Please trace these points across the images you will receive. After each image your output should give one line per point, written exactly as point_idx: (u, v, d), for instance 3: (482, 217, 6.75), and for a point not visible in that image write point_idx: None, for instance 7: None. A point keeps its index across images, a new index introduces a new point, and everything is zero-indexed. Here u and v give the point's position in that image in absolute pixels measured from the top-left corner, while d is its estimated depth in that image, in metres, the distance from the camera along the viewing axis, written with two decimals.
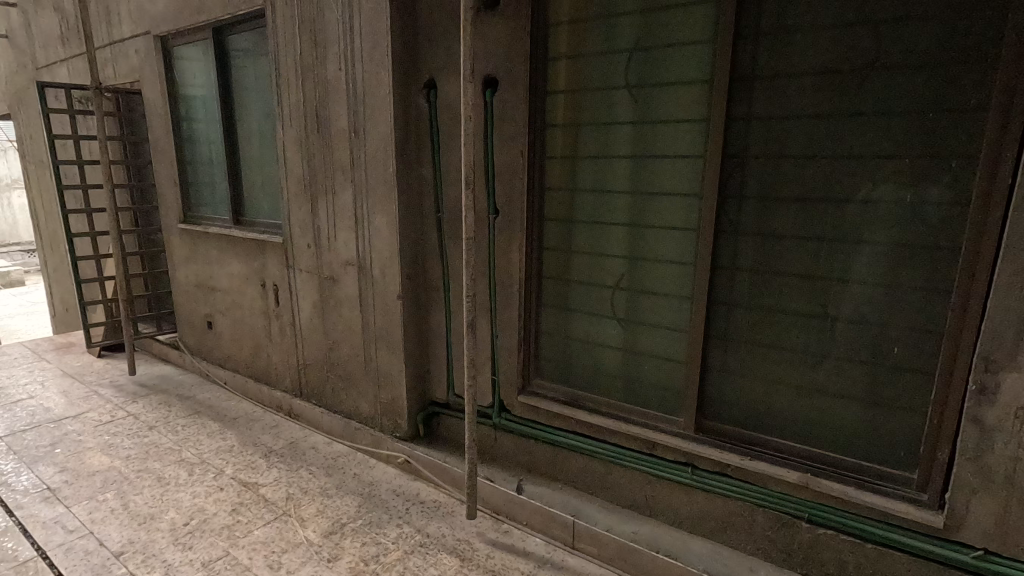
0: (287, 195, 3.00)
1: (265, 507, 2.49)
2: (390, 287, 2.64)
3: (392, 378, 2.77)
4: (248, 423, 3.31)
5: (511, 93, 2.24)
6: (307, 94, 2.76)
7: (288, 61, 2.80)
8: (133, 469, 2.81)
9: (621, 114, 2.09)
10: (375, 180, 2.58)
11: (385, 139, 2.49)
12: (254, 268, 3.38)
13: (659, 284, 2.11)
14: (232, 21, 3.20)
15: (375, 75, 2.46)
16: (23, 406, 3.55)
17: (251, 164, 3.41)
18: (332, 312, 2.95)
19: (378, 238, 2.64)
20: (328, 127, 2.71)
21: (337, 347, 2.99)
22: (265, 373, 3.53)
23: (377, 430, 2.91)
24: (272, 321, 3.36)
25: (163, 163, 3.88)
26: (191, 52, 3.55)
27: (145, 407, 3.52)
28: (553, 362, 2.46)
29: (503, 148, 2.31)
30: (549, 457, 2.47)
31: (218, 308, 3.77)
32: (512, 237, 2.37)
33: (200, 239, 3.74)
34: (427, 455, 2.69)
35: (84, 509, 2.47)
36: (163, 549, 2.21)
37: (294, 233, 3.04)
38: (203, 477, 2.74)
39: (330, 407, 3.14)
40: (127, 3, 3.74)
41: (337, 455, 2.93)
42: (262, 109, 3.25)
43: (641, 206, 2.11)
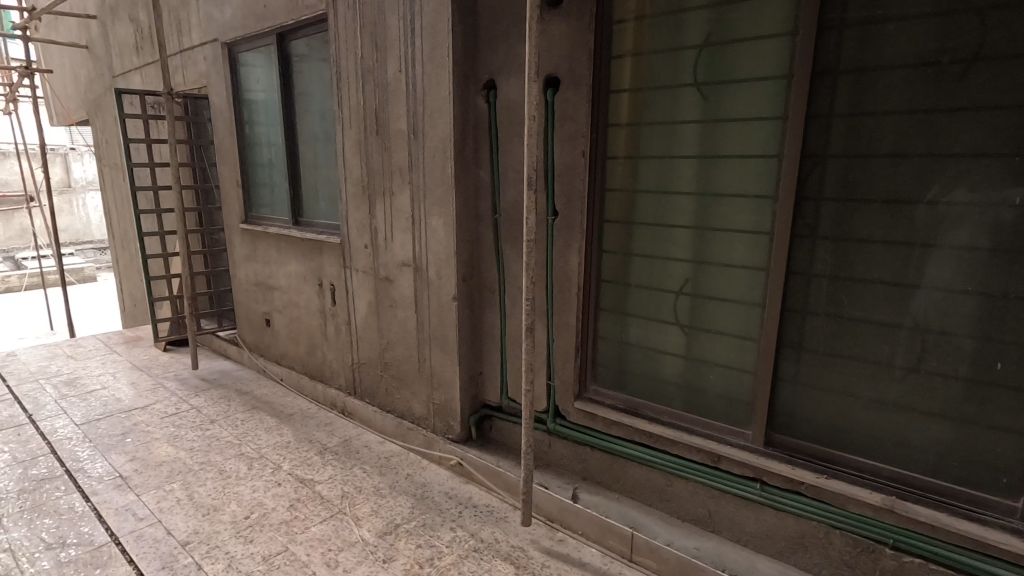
0: (345, 196, 3.04)
1: (322, 505, 2.53)
2: (446, 288, 2.64)
3: (445, 380, 2.76)
4: (304, 420, 3.38)
5: (573, 91, 2.19)
6: (366, 97, 2.80)
7: (349, 64, 2.84)
8: (196, 461, 2.91)
9: (688, 112, 2.01)
10: (433, 181, 2.58)
11: (444, 140, 2.49)
12: (312, 268, 3.45)
13: (726, 290, 2.02)
14: (295, 26, 3.28)
15: (435, 76, 2.46)
16: (97, 396, 3.74)
17: (310, 166, 3.48)
18: (387, 312, 2.98)
19: (435, 239, 2.63)
20: (387, 128, 2.73)
21: (391, 347, 3.01)
22: (320, 371, 3.60)
23: (430, 431, 2.92)
24: (328, 319, 3.42)
25: (226, 164, 4.02)
26: (255, 58, 3.66)
27: (207, 401, 3.65)
28: (610, 368, 2.40)
29: (564, 148, 2.26)
30: (605, 465, 2.40)
31: (276, 306, 3.87)
32: (571, 239, 2.32)
33: (260, 238, 3.85)
34: (480, 458, 2.67)
35: (152, 498, 2.57)
36: (226, 541, 2.27)
37: (351, 234, 3.08)
38: (262, 472, 2.80)
39: (383, 406, 3.17)
40: (197, 12, 3.89)
41: (390, 455, 2.95)
42: (321, 111, 3.31)
43: (707, 208, 2.02)
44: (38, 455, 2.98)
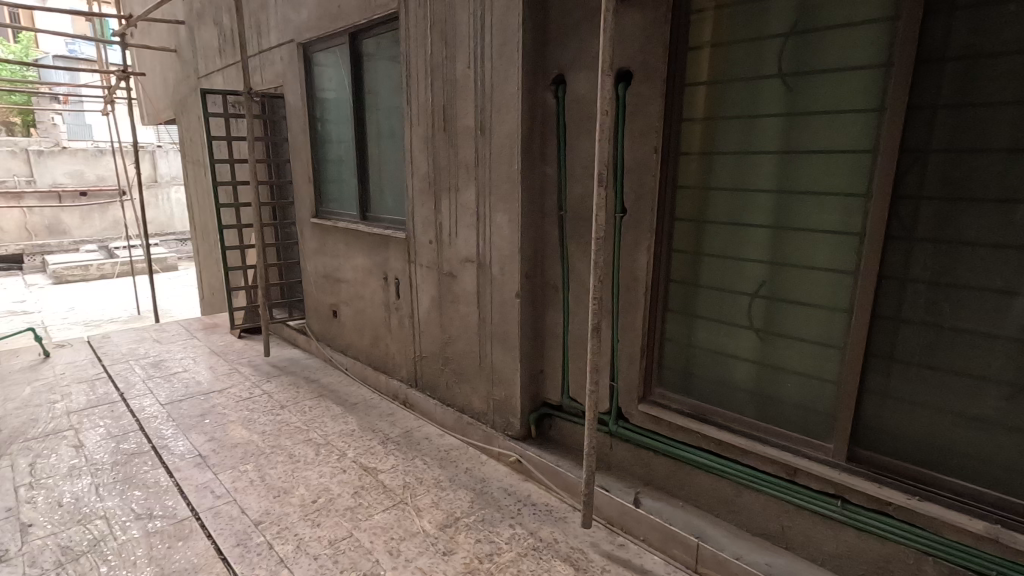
0: (412, 192, 3.10)
1: (384, 493, 2.59)
2: (509, 285, 2.63)
3: (506, 376, 2.76)
4: (367, 409, 3.48)
5: (647, 85, 2.12)
6: (435, 94, 2.83)
7: (419, 61, 2.88)
8: (268, 444, 3.05)
9: (770, 105, 1.90)
10: (499, 178, 2.57)
11: (511, 136, 2.47)
12: (378, 262, 3.54)
13: (807, 295, 1.90)
14: (366, 26, 3.35)
15: (504, 72, 2.45)
16: (180, 378, 3.99)
17: (377, 162, 3.56)
18: (450, 307, 3.01)
19: (499, 236, 2.63)
20: (454, 124, 2.75)
21: (453, 342, 3.04)
22: (383, 362, 3.69)
23: (489, 427, 2.93)
24: (392, 312, 3.49)
25: (299, 161, 4.18)
26: (328, 58, 3.78)
27: (278, 387, 3.82)
28: (677, 371, 2.32)
29: (634, 144, 2.20)
30: (669, 471, 2.33)
31: (342, 298, 4.00)
32: (640, 237, 2.25)
33: (329, 232, 3.98)
34: (539, 457, 2.65)
35: (228, 477, 2.72)
36: (295, 523, 2.37)
37: (417, 229, 3.13)
38: (328, 458, 2.90)
39: (444, 399, 3.21)
40: (275, 15, 4.06)
41: (450, 448, 2.99)
42: (389, 108, 3.38)
43: (788, 207, 1.91)
44: (129, 430, 3.21)
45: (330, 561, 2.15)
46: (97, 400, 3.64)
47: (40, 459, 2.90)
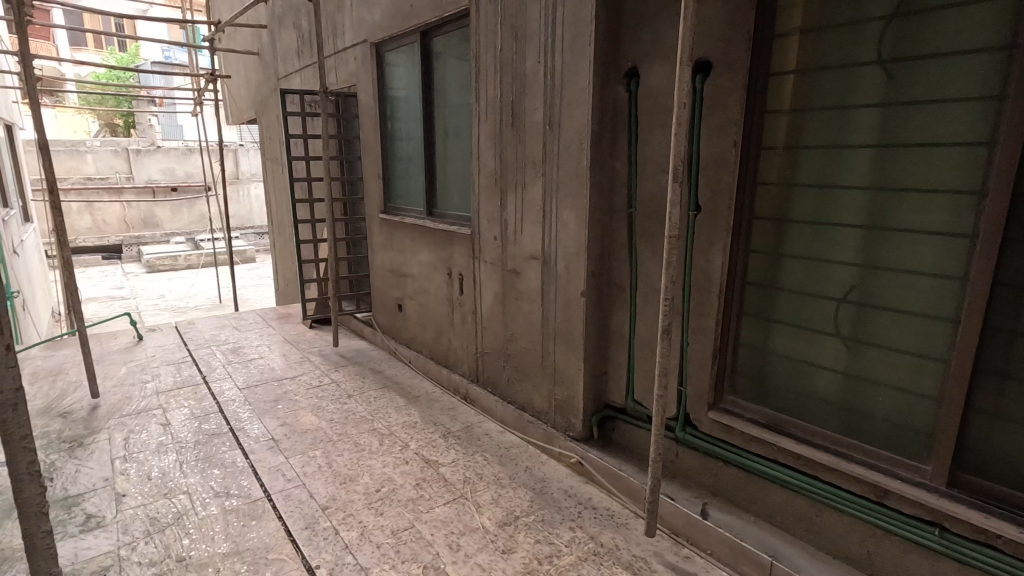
0: (478, 188, 3.10)
1: (445, 487, 2.61)
2: (574, 283, 2.58)
3: (569, 376, 2.71)
4: (429, 402, 3.53)
5: (727, 76, 2.01)
6: (504, 90, 2.81)
7: (488, 57, 2.88)
8: (335, 431, 3.15)
9: (866, 95, 1.75)
10: (567, 174, 2.52)
11: (580, 131, 2.42)
12: (443, 257, 3.58)
13: (903, 301, 1.74)
14: (437, 24, 3.39)
15: (575, 66, 2.40)
16: (256, 364, 4.21)
17: (445, 159, 3.59)
18: (513, 304, 3.00)
19: (566, 233, 2.58)
20: (523, 120, 2.72)
21: (515, 339, 3.03)
22: (446, 356, 3.73)
23: (550, 426, 2.89)
24: (456, 308, 3.52)
25: (370, 158, 4.30)
26: (399, 56, 3.85)
27: (345, 377, 3.95)
28: (752, 379, 2.19)
29: (711, 139, 2.09)
30: (740, 483, 2.21)
31: (407, 292, 4.08)
32: (715, 237, 2.13)
33: (396, 228, 4.07)
34: (601, 460, 2.59)
35: (298, 462, 2.83)
36: (360, 511, 2.43)
37: (482, 225, 3.14)
38: (391, 449, 2.97)
39: (504, 397, 3.20)
40: (350, 16, 4.19)
41: (510, 445, 2.98)
42: (457, 105, 3.39)
43: (883, 206, 1.76)
44: (210, 412, 3.41)
45: (392, 551, 2.19)
46: (183, 382, 3.90)
47: (133, 434, 3.14)
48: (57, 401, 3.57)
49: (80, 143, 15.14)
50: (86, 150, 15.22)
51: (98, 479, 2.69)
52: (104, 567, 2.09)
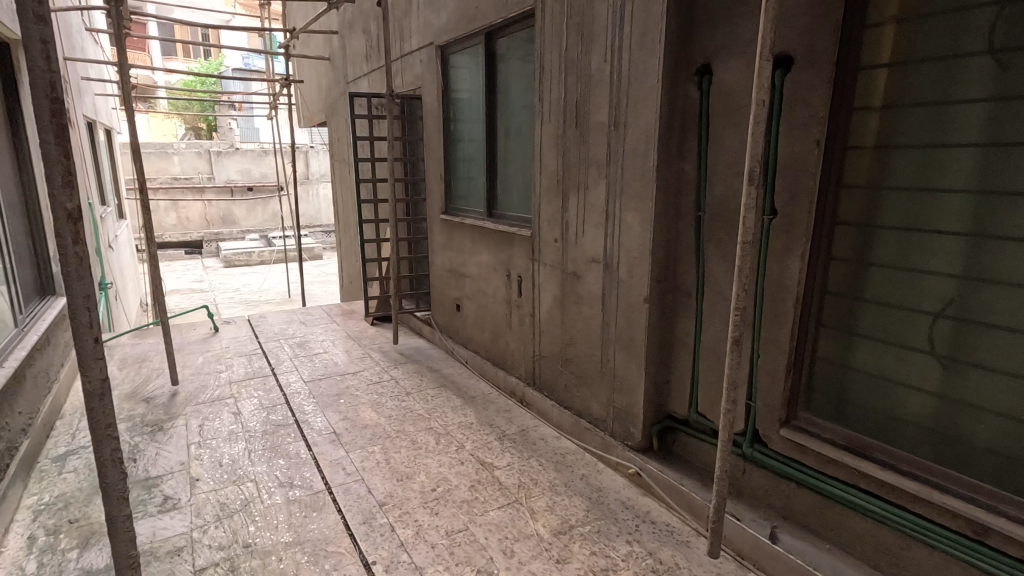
0: (539, 190, 3.07)
1: (500, 490, 2.60)
2: (637, 289, 2.49)
3: (628, 384, 2.63)
4: (485, 403, 3.53)
5: (811, 71, 1.87)
6: (568, 90, 2.77)
7: (553, 57, 2.84)
8: (394, 428, 3.21)
9: (971, 90, 1.59)
10: (632, 176, 2.44)
11: (647, 131, 2.33)
12: (502, 259, 3.57)
13: (1008, 317, 1.57)
14: (502, 25, 3.38)
15: (643, 64, 2.32)
16: (320, 359, 4.36)
17: (506, 160, 3.58)
18: (573, 308, 2.94)
19: (629, 236, 2.50)
20: (587, 121, 2.66)
21: (574, 343, 2.97)
22: (502, 358, 3.72)
23: (607, 434, 2.82)
24: (514, 310, 3.51)
25: (433, 159, 4.36)
26: (463, 59, 3.88)
27: (404, 374, 4.02)
28: (829, 396, 2.04)
29: (791, 138, 1.95)
30: (813, 507, 2.06)
31: (466, 293, 4.10)
32: (792, 243, 1.99)
33: (456, 228, 4.11)
34: (661, 472, 2.50)
35: (358, 457, 2.90)
36: (415, 509, 2.46)
37: (542, 227, 3.10)
38: (447, 449, 2.98)
39: (561, 401, 3.15)
40: (417, 20, 4.26)
41: (566, 451, 2.93)
42: (520, 106, 3.37)
43: (989, 212, 1.58)
44: (277, 403, 3.56)
45: (446, 552, 2.19)
46: (253, 373, 4.09)
47: (207, 421, 3.31)
48: (142, 387, 3.82)
49: (168, 145, 16.28)
50: (173, 151, 16.34)
51: (176, 462, 2.85)
52: (178, 548, 2.21)
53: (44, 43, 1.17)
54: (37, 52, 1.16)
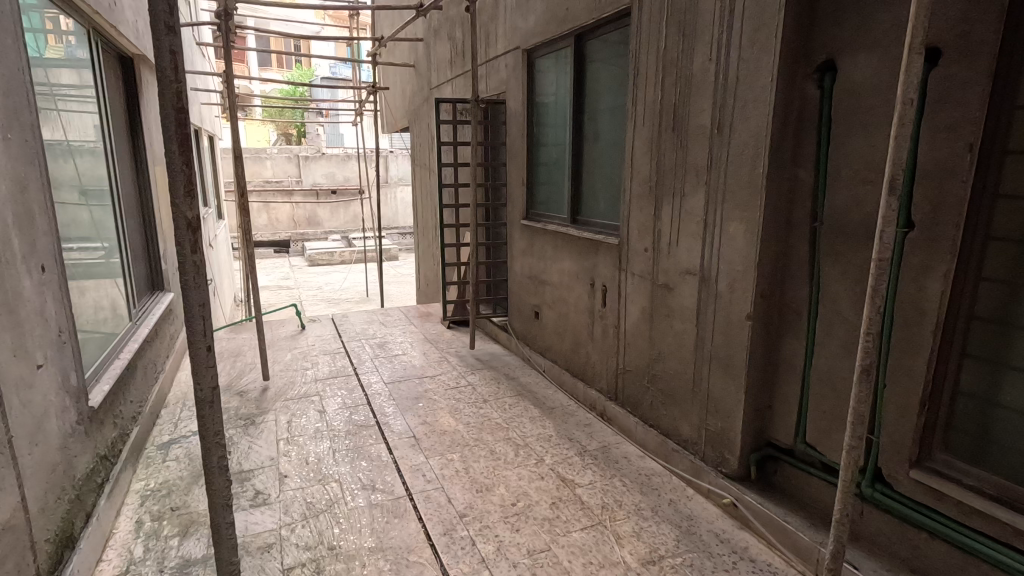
0: (630, 197, 2.94)
1: (582, 510, 2.48)
2: (738, 305, 2.30)
3: (724, 407, 2.43)
4: (565, 416, 3.43)
5: (964, 66, 1.64)
6: (665, 92, 2.62)
7: (650, 57, 2.70)
8: (472, 436, 3.17)
9: None
10: (736, 182, 2.26)
11: (756, 135, 2.15)
12: (586, 267, 3.45)
13: None
14: (593, 26, 3.27)
15: (754, 62, 2.14)
16: (399, 361, 4.42)
17: (592, 165, 3.47)
18: (663, 321, 2.78)
19: (731, 248, 2.32)
20: (686, 124, 2.51)
21: (663, 359, 2.81)
22: (583, 369, 3.60)
23: (697, 458, 2.63)
24: (597, 320, 3.38)
25: (515, 164, 4.32)
26: (550, 62, 3.81)
27: (481, 380, 3.99)
28: (973, 437, 1.78)
29: (934, 142, 1.72)
30: (949, 563, 1.80)
31: (546, 300, 4.02)
32: (932, 260, 1.75)
33: (538, 234, 4.04)
34: (761, 505, 2.29)
35: (438, 463, 2.89)
36: (496, 524, 2.39)
37: (631, 236, 2.96)
38: (526, 461, 2.91)
39: (646, 419, 3.00)
40: (504, 24, 4.24)
41: (651, 473, 2.77)
42: (609, 109, 3.25)
43: None
44: (360, 403, 3.63)
45: (528, 573, 2.11)
46: (337, 372, 4.20)
47: (295, 418, 3.43)
48: (237, 380, 4.03)
49: (262, 151, 17.40)
50: (266, 156, 17.44)
51: (266, 457, 2.96)
52: (268, 544, 2.26)
53: (172, 53, 1.19)
54: (167, 63, 1.19)
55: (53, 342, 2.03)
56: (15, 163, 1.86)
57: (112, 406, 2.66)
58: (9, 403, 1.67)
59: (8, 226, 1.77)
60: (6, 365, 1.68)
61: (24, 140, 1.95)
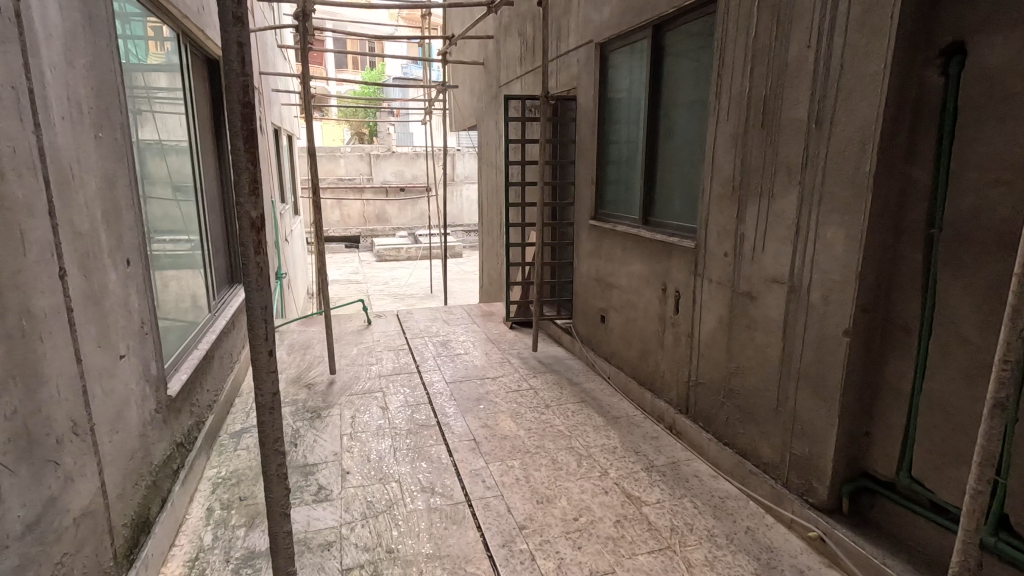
0: (710, 198, 2.74)
1: (649, 532, 2.33)
2: (834, 319, 2.07)
3: (813, 431, 2.20)
4: (631, 426, 3.26)
5: None
6: (754, 84, 2.41)
7: (738, 46, 2.49)
8: (533, 443, 3.07)
9: None
10: (836, 183, 2.03)
11: (862, 130, 1.91)
12: (658, 271, 3.27)
13: None
14: (673, 15, 3.08)
15: (862, 48, 1.90)
16: (461, 360, 4.40)
17: (668, 163, 3.27)
18: (743, 333, 2.57)
19: (828, 255, 2.08)
20: (778, 119, 2.29)
21: (742, 373, 2.60)
22: (651, 379, 3.42)
23: (779, 483, 2.40)
24: (668, 328, 3.19)
25: (584, 162, 4.17)
26: (625, 55, 3.64)
27: (543, 384, 3.89)
28: None
29: None
30: None
31: (613, 304, 3.86)
32: None
33: (606, 236, 3.89)
34: (854, 543, 2.05)
35: (497, 470, 2.81)
36: (557, 539, 2.28)
37: (710, 239, 2.76)
38: (589, 473, 2.77)
39: (720, 436, 2.79)
40: (577, 18, 4.10)
41: (725, 496, 2.57)
42: (688, 103, 3.04)
43: None
44: (421, 402, 3.62)
45: None
46: (400, 369, 4.23)
47: (359, 413, 3.46)
48: (305, 373, 4.13)
49: (337, 149, 18.08)
50: (340, 155, 18.11)
51: (330, 452, 2.99)
52: (328, 542, 2.26)
53: (239, 46, 1.16)
54: (233, 56, 1.16)
55: (135, 333, 2.11)
56: (105, 161, 1.94)
57: (190, 394, 2.76)
58: (92, 392, 1.73)
59: (97, 221, 1.84)
60: (90, 356, 1.74)
61: (115, 138, 2.04)
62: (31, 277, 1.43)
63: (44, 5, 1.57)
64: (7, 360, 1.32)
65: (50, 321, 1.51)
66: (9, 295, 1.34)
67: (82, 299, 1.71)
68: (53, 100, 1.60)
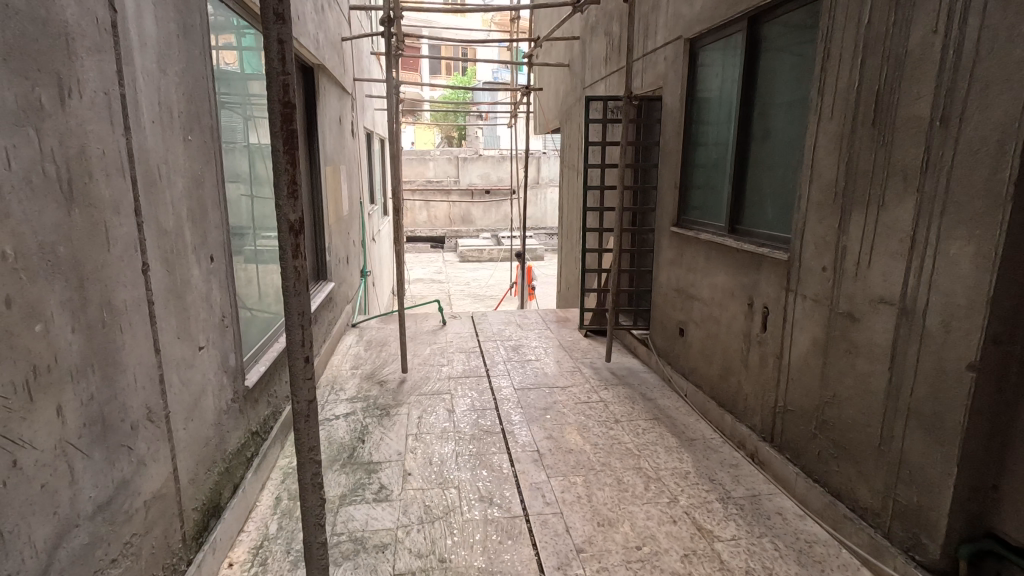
0: (808, 205, 2.47)
1: (720, 571, 2.12)
2: (955, 349, 1.77)
3: (923, 478, 1.90)
4: (707, 451, 3.02)
5: None
6: (865, 77, 2.13)
7: (847, 35, 2.22)
8: (599, 459, 2.93)
9: None
10: (964, 191, 1.73)
11: (1001, 128, 1.61)
12: (744, 284, 3.01)
13: None
14: (771, 5, 2.82)
15: (1005, 31, 1.60)
16: (532, 366, 4.32)
17: (760, 167, 3.00)
18: (842, 358, 2.28)
19: (950, 275, 1.78)
20: (892, 116, 2.00)
21: (838, 403, 2.30)
22: (732, 401, 3.15)
23: (878, 533, 2.10)
24: (754, 347, 2.92)
25: (669, 165, 3.95)
26: (716, 51, 3.40)
27: (615, 397, 3.72)
28: None
29: None
30: None
31: (693, 317, 3.62)
32: None
33: (689, 244, 3.65)
34: None
35: (559, 485, 2.69)
36: (616, 567, 2.14)
37: (806, 251, 2.49)
38: (658, 499, 2.59)
39: (809, 472, 2.50)
40: (666, 14, 3.89)
41: (813, 540, 2.29)
42: (786, 101, 2.77)
43: None
44: (487, 407, 3.57)
45: None
46: (470, 372, 4.22)
47: (426, 414, 3.48)
48: (379, 370, 4.23)
49: (427, 153, 18.68)
50: (430, 158, 18.68)
51: (395, 451, 3.02)
52: (384, 543, 2.26)
53: (281, 43, 1.16)
54: (275, 54, 1.16)
55: (215, 326, 2.22)
56: (193, 162, 2.05)
57: (267, 385, 2.89)
58: (170, 381, 1.83)
59: (182, 219, 1.94)
60: (169, 346, 1.83)
61: (204, 141, 2.15)
62: (115, 271, 1.52)
63: (139, 14, 1.67)
64: (86, 348, 1.40)
65: (131, 312, 1.60)
66: (92, 286, 1.42)
67: (163, 292, 1.80)
68: (144, 105, 1.70)
